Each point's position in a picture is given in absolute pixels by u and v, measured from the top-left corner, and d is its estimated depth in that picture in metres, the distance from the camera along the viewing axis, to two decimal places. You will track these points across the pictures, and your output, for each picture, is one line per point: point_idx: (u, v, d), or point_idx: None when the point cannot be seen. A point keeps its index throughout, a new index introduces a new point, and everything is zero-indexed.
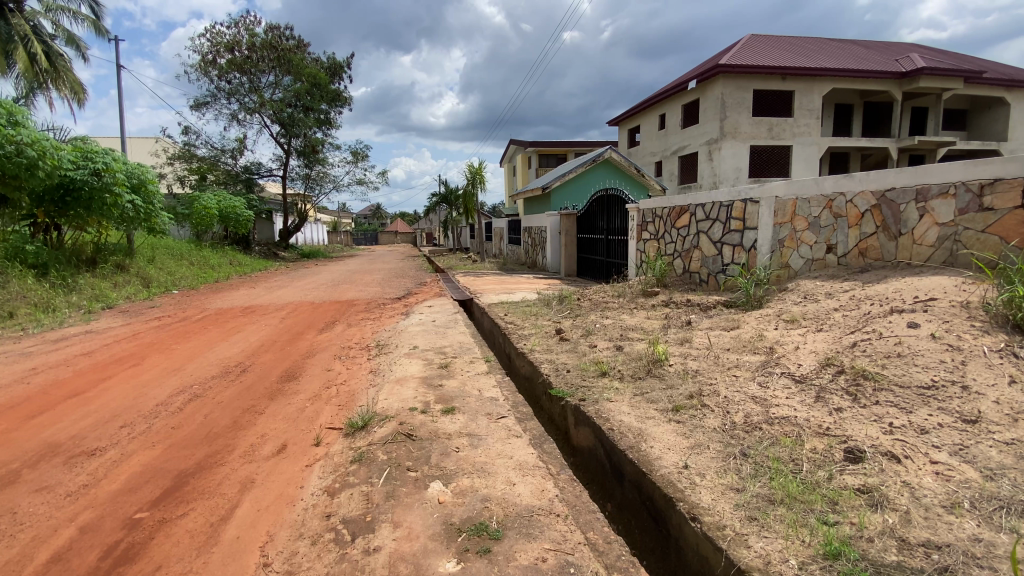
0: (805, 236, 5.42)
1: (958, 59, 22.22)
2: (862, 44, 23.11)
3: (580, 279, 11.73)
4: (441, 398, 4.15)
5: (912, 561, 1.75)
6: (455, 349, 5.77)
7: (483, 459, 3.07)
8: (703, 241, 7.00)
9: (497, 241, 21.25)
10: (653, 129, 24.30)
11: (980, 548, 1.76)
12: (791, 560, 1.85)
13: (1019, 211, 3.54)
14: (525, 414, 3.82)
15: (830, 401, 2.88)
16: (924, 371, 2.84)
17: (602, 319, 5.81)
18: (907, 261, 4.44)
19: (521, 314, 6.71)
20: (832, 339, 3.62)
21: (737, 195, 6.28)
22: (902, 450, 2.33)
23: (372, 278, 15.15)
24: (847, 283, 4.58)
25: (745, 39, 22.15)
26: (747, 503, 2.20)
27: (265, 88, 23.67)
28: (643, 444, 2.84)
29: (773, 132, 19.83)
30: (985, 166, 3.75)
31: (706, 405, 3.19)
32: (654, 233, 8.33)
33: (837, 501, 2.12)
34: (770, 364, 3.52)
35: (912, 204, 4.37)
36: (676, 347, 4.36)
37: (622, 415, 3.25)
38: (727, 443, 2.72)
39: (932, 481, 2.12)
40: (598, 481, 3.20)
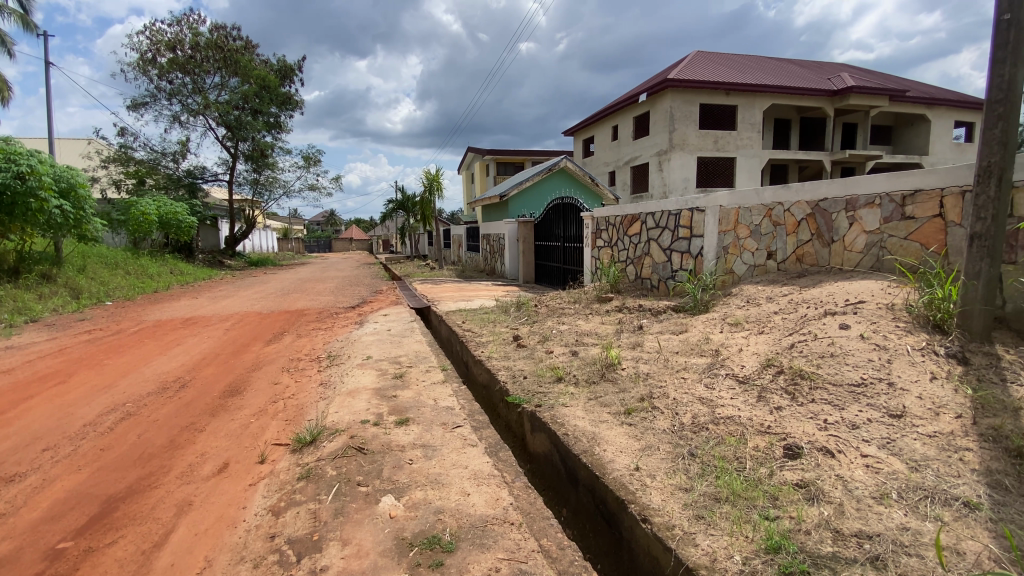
0: (747, 243, 5.68)
1: (884, 79, 23.99)
2: (798, 63, 24.62)
3: (537, 286, 11.82)
4: (395, 409, 4.06)
5: (846, 551, 1.84)
6: (411, 358, 5.66)
7: (437, 470, 3.02)
8: (653, 248, 7.21)
9: (455, 248, 21.12)
10: (606, 140, 24.91)
11: (908, 537, 1.86)
12: (736, 556, 1.91)
13: (937, 220, 3.85)
14: (481, 422, 3.78)
15: (770, 400, 3.01)
16: (854, 369, 3.02)
17: (559, 325, 5.86)
18: (839, 266, 4.73)
19: (478, 322, 6.67)
20: (772, 340, 3.80)
21: (684, 204, 6.51)
22: (836, 445, 2.46)
23: (325, 287, 14.70)
24: (785, 287, 4.82)
25: (691, 55, 23.14)
26: (695, 502, 2.26)
27: (210, 90, 22.66)
28: (596, 448, 2.87)
29: (718, 144, 20.76)
30: (907, 179, 4.06)
31: (656, 408, 3.27)
32: (608, 240, 8.51)
33: (778, 496, 2.21)
34: (716, 366, 3.66)
35: (843, 213, 4.67)
36: (629, 352, 4.45)
37: (576, 420, 3.28)
38: (676, 444, 2.80)
39: (863, 473, 2.25)
40: (553, 488, 3.20)
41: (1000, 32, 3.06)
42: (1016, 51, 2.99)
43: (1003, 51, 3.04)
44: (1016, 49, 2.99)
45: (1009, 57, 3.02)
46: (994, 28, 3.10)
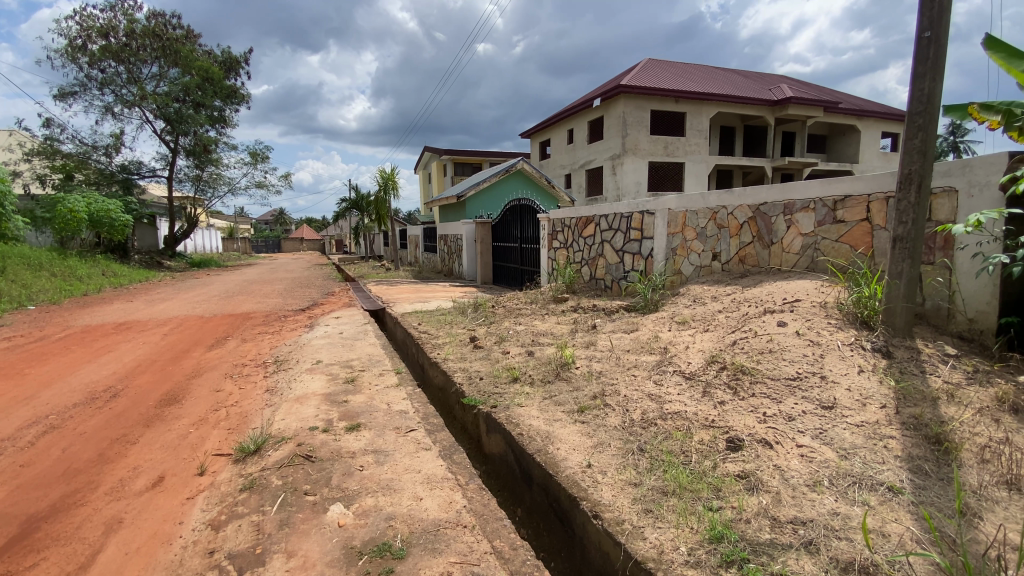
0: (694, 245, 5.90)
1: (820, 91, 25.53)
2: (742, 74, 25.82)
3: (495, 287, 11.82)
4: (345, 414, 3.94)
5: (782, 537, 1.94)
6: (363, 361, 5.52)
7: (389, 476, 2.95)
8: (607, 249, 7.37)
9: (411, 249, 20.83)
10: (562, 143, 25.25)
11: (838, 521, 1.98)
12: (681, 547, 1.97)
13: (864, 223, 4.13)
14: (436, 425, 3.73)
15: (714, 395, 3.13)
16: (790, 364, 3.20)
17: (515, 326, 5.88)
18: (778, 266, 4.99)
19: (434, 324, 6.60)
20: (717, 338, 3.96)
21: (636, 207, 6.68)
22: (774, 436, 2.59)
23: (274, 288, 14.12)
24: (729, 287, 5.04)
25: (643, 62, 23.82)
26: (644, 496, 2.32)
27: (147, 81, 21.32)
28: (550, 447, 2.90)
29: (669, 149, 21.47)
30: (839, 185, 4.33)
31: (608, 405, 3.33)
32: (563, 241, 8.62)
33: (721, 488, 2.30)
34: (665, 363, 3.77)
35: (782, 217, 4.93)
36: (583, 351, 4.52)
37: (531, 419, 3.29)
38: (627, 440, 2.86)
39: (798, 462, 2.38)
40: (508, 488, 3.21)
41: (921, 47, 3.28)
42: (935, 66, 3.23)
43: (923, 66, 3.27)
44: (934, 64, 3.22)
45: (929, 72, 3.25)
46: (916, 44, 3.32)
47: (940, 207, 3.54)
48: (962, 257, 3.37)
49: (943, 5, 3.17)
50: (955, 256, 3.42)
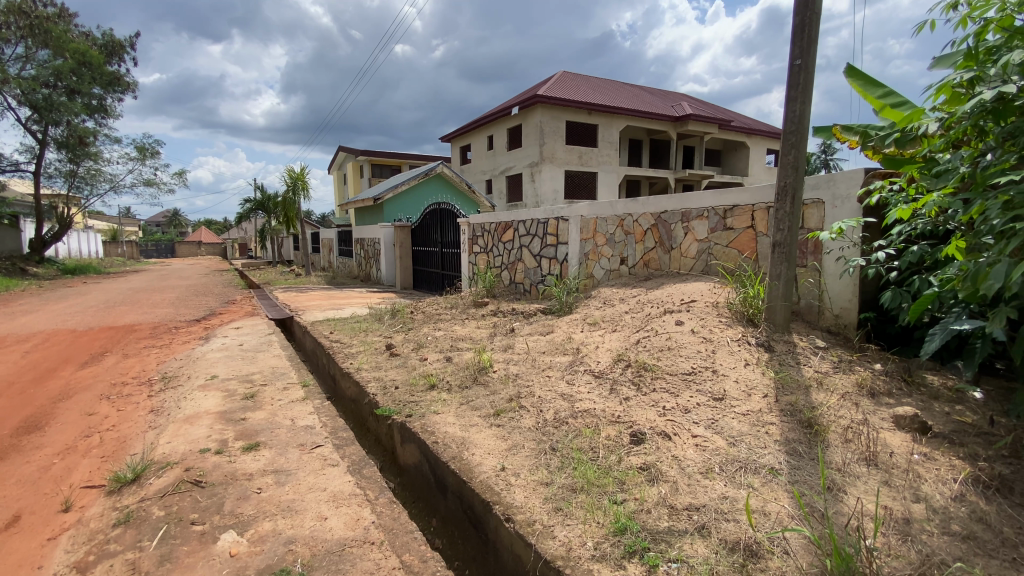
0: (604, 250, 6.18)
1: (716, 110, 27.90)
2: (649, 91, 27.56)
3: (414, 292, 11.57)
4: (243, 433, 3.64)
5: (679, 523, 2.06)
6: (266, 375, 5.13)
7: (291, 497, 2.76)
8: (525, 254, 7.50)
9: (325, 253, 19.84)
10: (482, 149, 25.37)
11: (727, 504, 2.14)
12: (588, 542, 2.03)
13: (750, 230, 4.56)
14: (345, 439, 3.56)
15: (620, 391, 3.29)
16: (687, 360, 3.44)
17: (434, 331, 5.78)
18: (678, 270, 5.36)
19: (348, 332, 6.31)
20: (623, 337, 4.17)
21: (551, 213, 6.87)
22: (672, 428, 2.76)
23: (166, 297, 12.77)
24: (635, 289, 5.33)
25: (559, 74, 24.64)
26: (554, 495, 2.37)
27: (8, 62, 18.46)
28: (464, 453, 2.87)
29: (583, 158, 22.34)
30: (728, 195, 4.73)
31: (522, 407, 3.37)
32: (483, 246, 8.65)
33: (625, 481, 2.40)
34: (576, 363, 3.89)
35: (680, 224, 5.30)
36: (500, 354, 4.53)
37: (446, 426, 3.24)
38: (540, 440, 2.91)
39: (693, 451, 2.55)
40: (422, 498, 3.13)
41: (793, 74, 3.67)
42: (804, 91, 3.63)
43: (794, 91, 3.66)
44: (803, 89, 3.62)
45: (799, 96, 3.65)
46: (789, 70, 3.71)
47: (811, 216, 3.99)
48: (829, 261, 3.83)
49: (811, 37, 3.57)
50: (823, 259, 3.87)
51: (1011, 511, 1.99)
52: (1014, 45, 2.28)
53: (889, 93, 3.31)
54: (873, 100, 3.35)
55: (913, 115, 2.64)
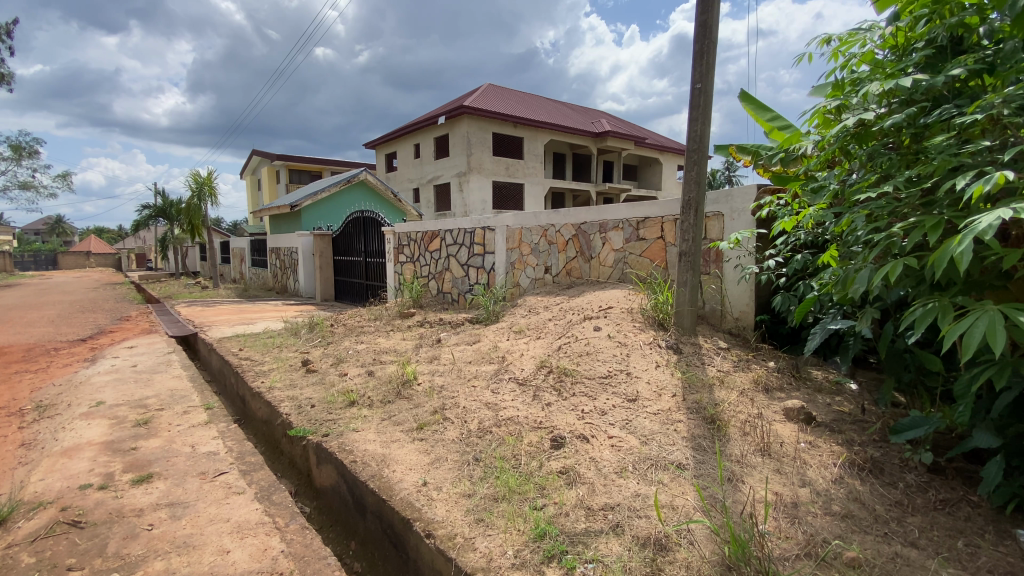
0: (529, 259, 6.30)
1: (633, 128, 29.52)
2: (571, 107, 28.63)
3: (336, 304, 11.08)
4: (133, 465, 3.28)
5: (595, 524, 2.12)
6: (164, 399, 4.67)
7: (189, 531, 2.53)
8: (452, 263, 7.46)
9: (236, 263, 18.48)
10: (407, 156, 24.95)
11: (639, 502, 2.24)
12: (508, 551, 2.03)
13: (660, 241, 4.86)
14: (254, 464, 3.32)
15: (542, 397, 3.34)
16: (604, 364, 3.57)
17: (355, 345, 5.55)
18: (597, 278, 5.58)
19: (260, 348, 5.90)
20: (546, 344, 4.25)
21: (477, 223, 6.90)
22: (590, 431, 2.85)
23: (43, 315, 11.25)
24: (558, 297, 5.47)
25: (485, 86, 24.92)
26: (476, 506, 2.35)
27: None
28: (385, 470, 2.77)
29: (510, 170, 22.67)
30: (641, 208, 5.02)
31: (446, 419, 3.32)
32: (409, 256, 8.49)
33: (544, 486, 2.44)
34: (501, 371, 3.91)
35: (598, 234, 5.53)
36: (425, 365, 4.44)
37: (365, 444, 3.12)
38: (463, 452, 2.88)
39: (609, 452, 2.65)
40: (341, 521, 2.99)
41: (694, 96, 3.97)
42: (704, 112, 3.93)
43: (696, 112, 3.96)
44: (703, 111, 3.92)
45: (700, 117, 3.94)
46: (691, 92, 4.00)
47: (712, 227, 4.32)
48: (728, 268, 4.15)
49: (709, 63, 3.88)
50: (724, 267, 4.20)
51: (881, 489, 2.25)
52: (873, 79, 2.61)
53: (776, 117, 3.68)
54: (763, 122, 3.70)
55: (794, 136, 2.93)
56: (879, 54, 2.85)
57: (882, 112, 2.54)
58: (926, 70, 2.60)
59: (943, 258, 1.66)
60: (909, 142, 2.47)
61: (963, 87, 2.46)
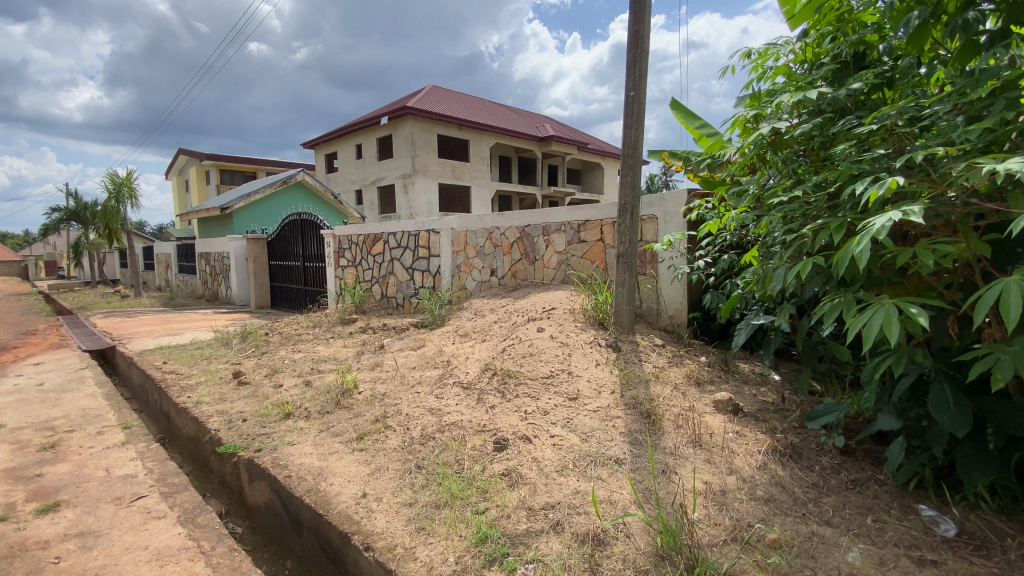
0: (475, 262, 6.28)
1: (576, 133, 30.18)
2: (516, 111, 28.88)
3: (273, 311, 10.57)
4: (37, 493, 2.98)
5: (536, 524, 2.14)
6: (75, 420, 4.27)
7: (101, 562, 2.32)
8: (396, 267, 7.31)
9: (161, 270, 17.22)
10: (349, 157, 24.22)
11: (578, 499, 2.28)
12: (450, 558, 2.01)
13: (600, 243, 5.00)
14: (178, 485, 3.10)
15: (487, 400, 3.33)
16: (547, 365, 3.61)
17: (292, 354, 5.31)
18: (542, 280, 5.65)
19: (186, 361, 5.52)
20: (491, 346, 4.25)
21: (422, 225, 6.80)
22: (532, 431, 2.88)
23: None
24: (503, 300, 5.48)
25: (429, 88, 24.65)
26: (417, 515, 2.31)
27: None
28: (322, 484, 2.67)
29: (456, 172, 22.53)
30: (581, 211, 5.14)
31: (388, 427, 3.23)
32: (351, 260, 8.25)
33: (487, 489, 2.43)
34: (446, 376, 3.86)
35: (542, 237, 5.60)
36: (366, 373, 4.31)
37: (301, 458, 2.99)
38: (405, 460, 2.82)
39: (550, 451, 2.68)
40: (276, 540, 2.85)
41: (628, 103, 4.10)
42: (638, 119, 4.08)
43: (630, 119, 4.09)
44: (637, 118, 4.07)
45: (634, 124, 4.08)
46: (625, 100, 4.14)
47: (648, 230, 4.49)
48: (663, 269, 4.32)
49: (642, 72, 4.02)
50: (659, 268, 4.37)
51: (800, 473, 2.41)
52: (786, 91, 2.79)
53: (703, 125, 3.87)
54: (692, 130, 3.88)
55: (718, 143, 3.10)
56: (792, 68, 3.05)
57: (794, 122, 2.73)
58: (832, 84, 2.81)
59: (845, 256, 1.80)
60: (817, 151, 2.66)
61: (863, 101, 2.69)
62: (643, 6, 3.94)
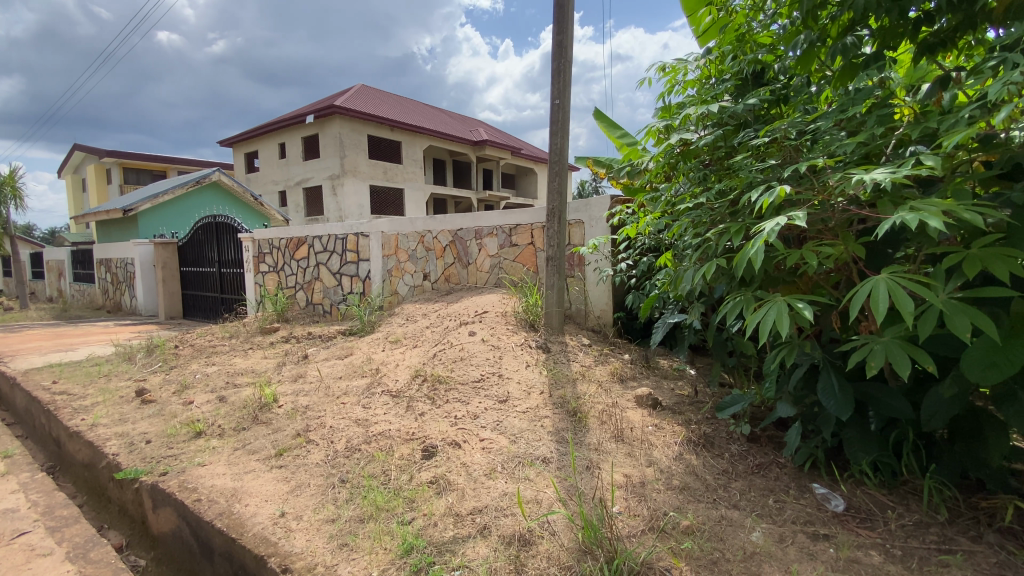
0: (407, 266, 6.16)
1: (510, 138, 30.52)
2: (449, 114, 28.73)
3: (187, 321, 9.79)
4: None
5: (463, 530, 2.13)
6: None
7: None
8: (322, 272, 7.02)
9: (53, 279, 15.42)
10: (272, 157, 22.96)
11: (505, 501, 2.29)
12: (374, 572, 1.95)
13: (531, 247, 5.08)
14: (68, 519, 2.80)
15: (415, 408, 3.27)
16: (478, 369, 3.61)
17: (205, 368, 4.93)
18: (474, 283, 5.65)
19: (79, 379, 4.97)
20: (422, 352, 4.18)
21: (349, 229, 6.59)
22: (462, 436, 2.86)
23: None
24: (435, 305, 5.42)
25: (359, 87, 23.95)
26: (340, 531, 2.22)
27: None
28: (235, 506, 2.50)
29: (388, 175, 22.02)
30: (512, 215, 5.20)
31: (310, 441, 3.09)
32: (273, 265, 7.82)
33: (413, 499, 2.38)
34: (373, 385, 3.74)
35: (474, 240, 5.61)
36: (288, 386, 4.09)
37: (214, 479, 2.79)
38: (328, 475, 2.70)
39: (479, 455, 2.68)
40: (185, 570, 2.63)
41: (554, 111, 4.20)
42: (563, 127, 4.19)
43: (556, 126, 4.19)
44: (561, 125, 4.18)
45: (559, 131, 4.19)
46: (551, 107, 4.23)
47: (575, 234, 4.62)
48: (590, 271, 4.46)
49: (566, 80, 4.14)
50: (586, 271, 4.51)
51: (712, 460, 2.57)
52: (693, 104, 2.98)
53: (624, 135, 4.05)
54: (614, 139, 4.05)
55: (635, 152, 3.25)
56: (700, 82, 3.26)
57: (701, 133, 2.92)
58: (734, 98, 3.03)
59: (743, 258, 1.95)
60: (721, 161, 2.86)
61: (762, 115, 2.91)
62: (565, 17, 4.05)
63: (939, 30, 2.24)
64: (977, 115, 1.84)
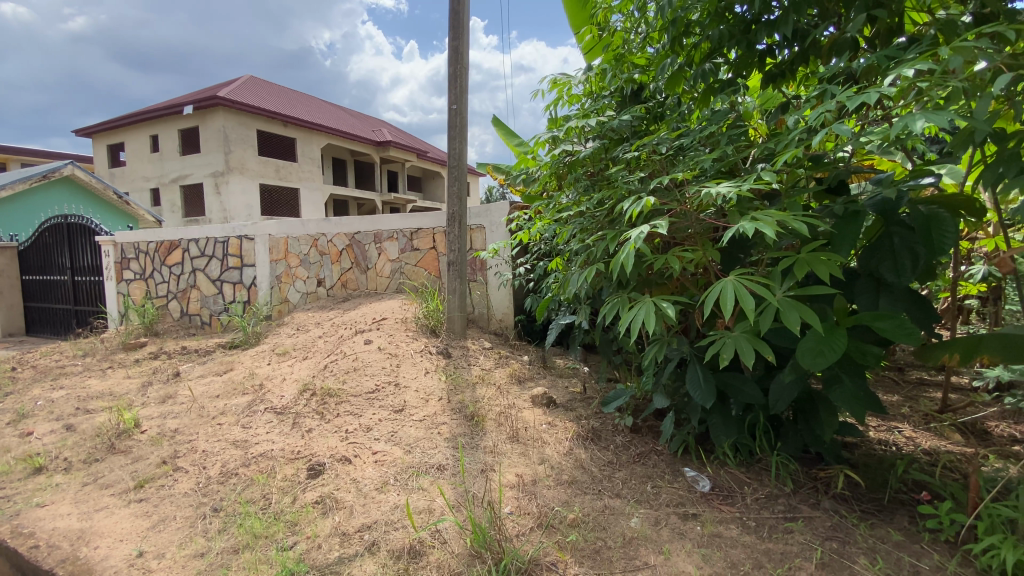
0: (298, 271, 5.80)
1: (416, 141, 30.05)
2: (352, 113, 27.63)
3: (30, 339, 8.39)
4: None
5: (349, 550, 2.04)
6: None
7: None
8: (201, 279, 6.39)
9: None
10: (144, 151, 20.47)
11: (396, 514, 2.23)
12: None
13: (432, 251, 5.05)
14: None
15: (303, 424, 3.09)
16: (371, 379, 3.50)
17: (49, 393, 4.26)
18: (374, 289, 5.46)
19: None
20: (312, 364, 3.96)
21: (232, 231, 6.07)
22: (352, 451, 2.75)
23: None
24: (330, 313, 5.16)
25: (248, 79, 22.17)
26: (211, 565, 2.04)
27: None
28: (82, 550, 2.20)
29: (281, 174, 20.62)
30: (413, 219, 5.14)
31: (177, 469, 2.79)
32: (141, 272, 6.96)
33: (296, 521, 2.25)
34: (255, 403, 3.47)
35: (373, 245, 5.43)
36: (152, 409, 3.66)
37: (56, 521, 2.43)
38: (199, 504, 2.46)
39: (371, 469, 2.59)
40: None
41: (452, 116, 4.20)
42: (461, 132, 4.20)
43: (453, 131, 4.20)
44: (460, 130, 4.19)
45: (457, 136, 4.19)
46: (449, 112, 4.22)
47: (476, 239, 4.65)
48: (492, 276, 4.52)
49: (463, 86, 4.16)
50: (487, 275, 4.57)
51: (598, 453, 2.72)
52: (578, 117, 3.14)
53: (522, 143, 4.17)
54: (512, 146, 4.16)
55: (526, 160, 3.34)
56: (586, 95, 3.45)
57: (586, 145, 3.09)
58: (615, 113, 3.25)
59: (617, 262, 2.06)
60: (604, 171, 3.04)
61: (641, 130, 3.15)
62: (461, 23, 4.07)
63: (781, 62, 2.57)
64: (806, 137, 2.12)
